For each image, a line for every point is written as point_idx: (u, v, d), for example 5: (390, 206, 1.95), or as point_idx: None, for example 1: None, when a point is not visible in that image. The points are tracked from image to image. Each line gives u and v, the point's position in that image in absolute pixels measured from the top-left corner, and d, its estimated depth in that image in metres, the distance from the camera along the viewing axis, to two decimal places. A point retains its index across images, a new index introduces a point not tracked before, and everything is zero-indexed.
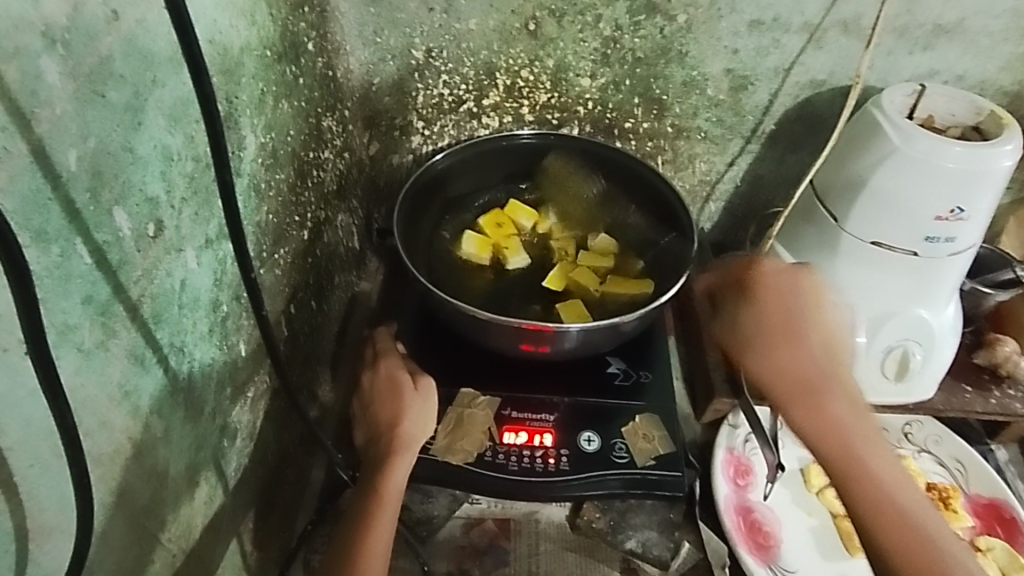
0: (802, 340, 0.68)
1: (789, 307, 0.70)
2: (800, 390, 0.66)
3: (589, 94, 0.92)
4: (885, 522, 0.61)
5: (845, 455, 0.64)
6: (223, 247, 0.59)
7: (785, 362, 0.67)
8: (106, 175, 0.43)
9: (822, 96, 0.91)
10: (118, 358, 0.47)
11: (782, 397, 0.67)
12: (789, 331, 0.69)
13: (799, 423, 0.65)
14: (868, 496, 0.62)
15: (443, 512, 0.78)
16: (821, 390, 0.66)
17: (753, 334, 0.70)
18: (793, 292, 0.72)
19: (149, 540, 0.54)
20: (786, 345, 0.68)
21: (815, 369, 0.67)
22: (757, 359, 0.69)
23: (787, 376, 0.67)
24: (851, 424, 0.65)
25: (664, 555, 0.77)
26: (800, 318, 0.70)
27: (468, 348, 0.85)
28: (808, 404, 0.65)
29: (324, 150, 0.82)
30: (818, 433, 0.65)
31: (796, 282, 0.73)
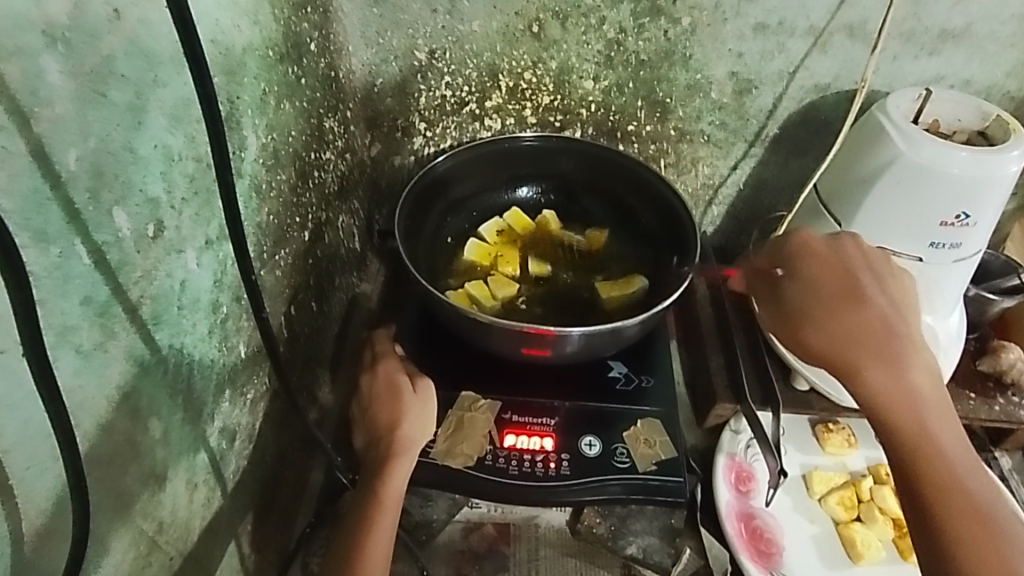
0: (869, 306, 0.64)
1: (852, 275, 0.66)
2: (871, 354, 0.62)
3: (592, 96, 0.92)
4: (961, 504, 0.57)
5: (914, 413, 0.60)
6: (224, 248, 0.59)
7: (843, 327, 0.63)
8: (107, 175, 0.43)
9: (826, 100, 0.90)
10: (117, 360, 0.47)
11: (854, 361, 0.62)
12: (859, 296, 0.65)
13: (877, 386, 0.61)
14: (934, 466, 0.59)
15: (442, 516, 0.79)
16: (897, 356, 0.62)
17: (812, 307, 0.65)
18: (847, 261, 0.67)
19: (147, 542, 0.54)
20: (857, 306, 0.64)
21: (883, 335, 0.63)
22: (824, 322, 0.64)
23: (861, 339, 0.63)
24: (921, 392, 0.61)
25: (665, 561, 0.77)
26: (863, 284, 0.65)
27: (468, 352, 0.85)
28: (885, 369, 0.61)
29: (325, 150, 0.82)
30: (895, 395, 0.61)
31: (846, 246, 0.69)
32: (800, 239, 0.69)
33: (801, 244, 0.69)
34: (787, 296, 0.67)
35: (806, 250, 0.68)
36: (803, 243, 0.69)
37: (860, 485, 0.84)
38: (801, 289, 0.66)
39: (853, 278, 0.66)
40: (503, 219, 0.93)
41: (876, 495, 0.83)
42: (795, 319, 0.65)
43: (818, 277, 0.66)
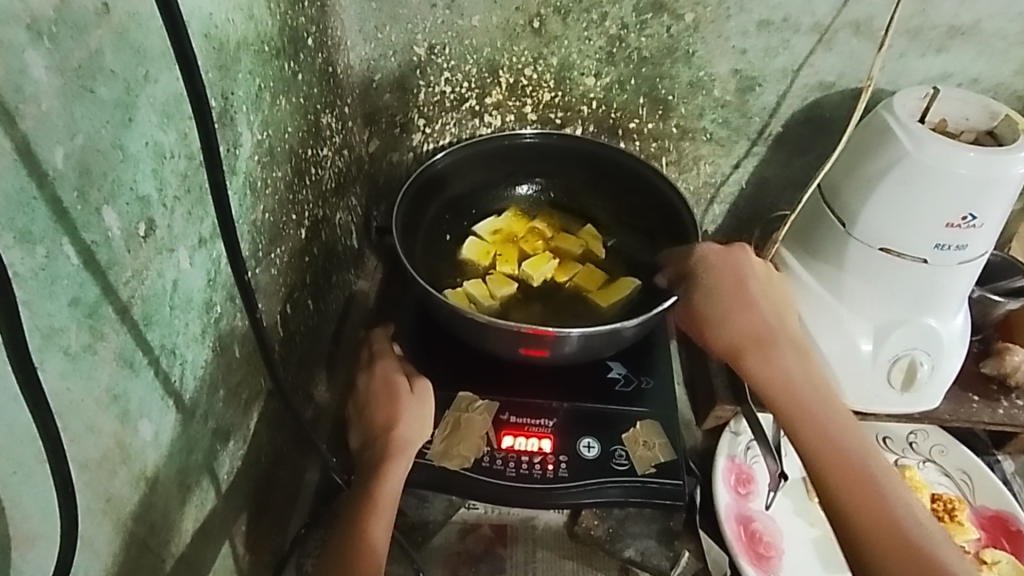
0: (756, 308, 0.75)
1: (745, 277, 0.77)
2: (759, 343, 0.74)
3: (593, 93, 0.91)
4: (842, 470, 0.65)
5: (795, 402, 0.69)
6: (217, 246, 0.58)
7: (740, 324, 0.75)
8: (95, 174, 0.42)
9: (831, 98, 0.89)
10: (107, 361, 0.46)
11: (738, 351, 0.74)
12: (749, 295, 0.76)
13: (756, 370, 0.72)
14: (826, 450, 0.66)
15: (439, 517, 0.77)
16: (769, 346, 0.74)
17: (718, 303, 0.76)
18: (745, 271, 0.77)
19: (138, 545, 0.53)
20: (748, 310, 0.75)
21: (767, 330, 0.75)
22: (722, 321, 0.75)
23: (748, 329, 0.74)
24: (797, 374, 0.72)
25: (662, 564, 0.76)
26: (754, 289, 0.76)
27: (466, 351, 0.84)
28: (764, 354, 0.73)
29: (322, 147, 0.81)
30: (775, 381, 0.71)
31: (753, 263, 0.78)
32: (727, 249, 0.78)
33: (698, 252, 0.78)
34: (698, 289, 0.77)
35: (727, 258, 0.78)
36: (733, 253, 0.78)
37: None
38: (702, 286, 0.77)
39: (744, 282, 0.76)
40: (500, 219, 0.92)
41: None
42: (702, 315, 0.76)
43: (709, 275, 0.77)
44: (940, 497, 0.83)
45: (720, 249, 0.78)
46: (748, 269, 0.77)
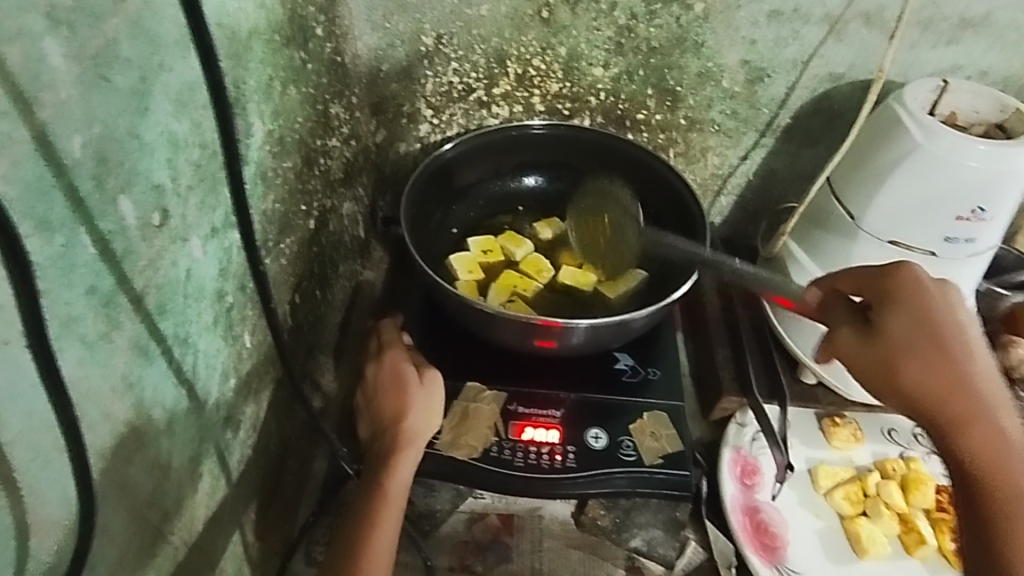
0: (968, 358, 0.55)
1: (960, 323, 0.56)
2: (979, 406, 0.53)
3: (601, 84, 0.90)
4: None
5: (1017, 491, 0.50)
6: (229, 235, 0.58)
7: (946, 375, 0.54)
8: (111, 162, 0.42)
9: (840, 90, 0.89)
10: (122, 350, 0.46)
11: (956, 417, 0.53)
12: (950, 344, 0.55)
13: (978, 451, 0.51)
14: None
15: (445, 506, 0.79)
16: (998, 413, 0.53)
17: (909, 347, 0.56)
18: (949, 308, 0.57)
19: (152, 532, 0.54)
20: (957, 364, 0.54)
21: (987, 391, 0.54)
22: (914, 368, 0.55)
23: (968, 392, 0.53)
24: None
25: (669, 553, 0.76)
26: (965, 337, 0.56)
27: (474, 341, 0.84)
28: (988, 429, 0.52)
29: (331, 136, 0.81)
30: (994, 461, 0.51)
31: (963, 300, 0.58)
32: (903, 268, 0.59)
33: (896, 271, 0.60)
34: (881, 326, 0.58)
35: (898, 278, 0.59)
36: (902, 274, 0.59)
37: (866, 480, 0.83)
38: (908, 323, 0.57)
39: (951, 326, 0.56)
40: (494, 237, 0.90)
41: (883, 490, 0.82)
42: (883, 358, 0.57)
43: (909, 310, 0.57)
44: (943, 489, 0.83)
45: (932, 279, 0.59)
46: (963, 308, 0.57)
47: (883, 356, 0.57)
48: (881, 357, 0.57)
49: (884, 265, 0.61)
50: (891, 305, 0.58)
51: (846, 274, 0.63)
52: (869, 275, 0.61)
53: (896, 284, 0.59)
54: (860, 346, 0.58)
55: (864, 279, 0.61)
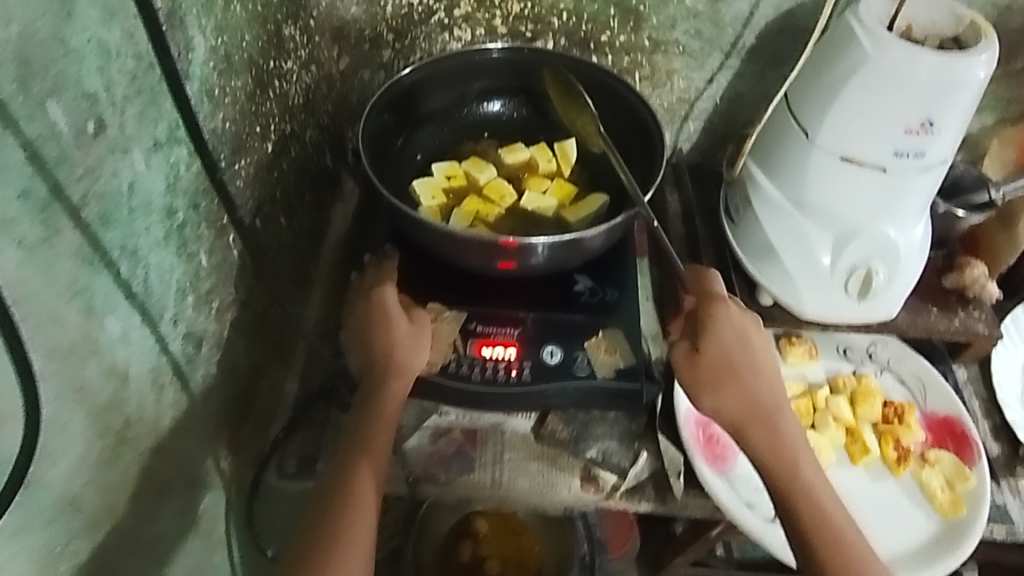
0: (750, 376, 0.72)
1: (749, 343, 0.72)
2: (758, 412, 0.71)
3: (563, 4, 0.89)
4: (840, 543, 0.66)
5: (787, 473, 0.69)
6: (175, 151, 0.59)
7: (736, 396, 0.71)
8: (35, 66, 0.42)
9: (804, 7, 0.87)
10: (66, 255, 0.48)
11: (741, 425, 0.71)
12: (740, 368, 0.71)
13: (757, 449, 0.70)
14: (812, 520, 0.67)
15: (412, 422, 0.83)
16: (771, 415, 0.71)
17: (713, 367, 0.71)
18: (745, 331, 0.73)
19: (115, 436, 0.57)
20: (740, 380, 0.71)
21: (763, 398, 0.72)
22: (709, 394, 0.71)
23: (747, 405, 0.71)
24: (797, 445, 0.70)
25: (623, 463, 0.81)
26: (749, 360, 0.72)
27: (439, 266, 0.86)
28: (763, 430, 0.70)
29: (286, 60, 0.80)
30: (769, 457, 0.69)
31: (752, 324, 0.74)
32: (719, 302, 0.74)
33: (710, 303, 0.75)
34: (701, 346, 0.72)
35: (713, 312, 0.74)
36: (714, 305, 0.74)
37: (816, 396, 0.86)
38: (716, 343, 0.72)
39: (735, 350, 0.72)
40: (458, 162, 0.90)
41: (831, 403, 0.85)
42: (698, 375, 0.72)
43: (712, 336, 0.72)
44: (890, 403, 0.86)
45: (734, 308, 0.74)
46: (749, 325, 0.74)
47: (697, 376, 0.72)
48: (696, 377, 0.72)
49: (711, 296, 0.75)
50: (707, 328, 0.73)
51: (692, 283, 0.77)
52: (708, 292, 0.76)
53: (713, 318, 0.73)
54: (686, 365, 0.72)
55: (702, 294, 0.76)
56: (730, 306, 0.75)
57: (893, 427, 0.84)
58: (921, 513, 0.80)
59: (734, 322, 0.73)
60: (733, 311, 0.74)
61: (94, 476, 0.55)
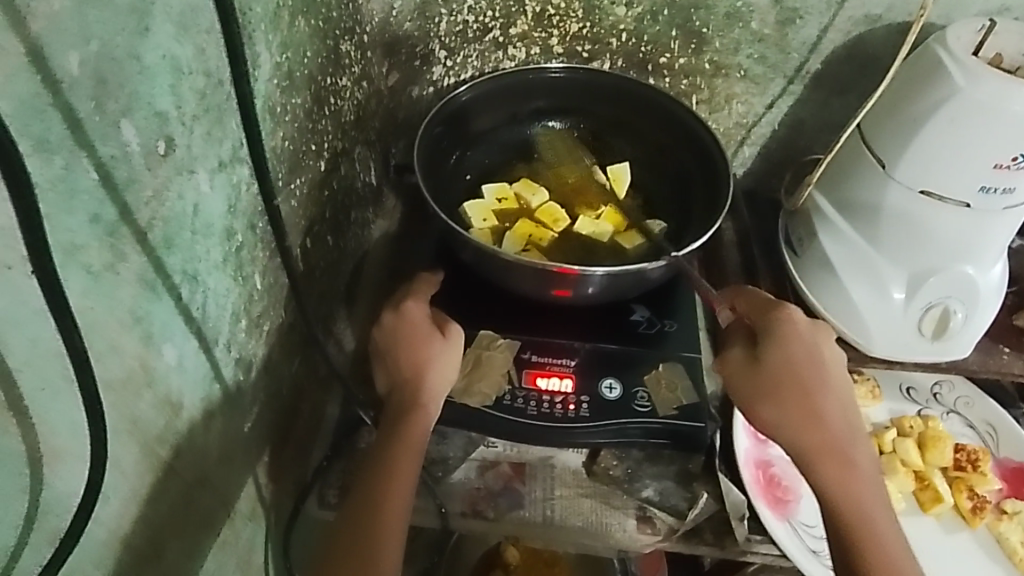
0: (821, 394, 0.67)
1: (817, 359, 0.68)
2: (829, 439, 0.66)
3: (623, 24, 0.87)
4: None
5: (854, 511, 0.64)
6: (237, 171, 0.56)
7: (803, 417, 0.66)
8: (111, 84, 0.40)
9: (876, 33, 0.85)
10: (129, 282, 0.45)
11: (810, 449, 0.66)
12: (809, 385, 0.66)
13: (823, 482, 0.65)
14: (878, 566, 0.61)
15: (458, 453, 0.79)
16: (841, 442, 0.66)
17: (777, 381, 0.66)
18: (812, 347, 0.69)
19: (164, 468, 0.54)
20: (808, 401, 0.66)
21: (832, 424, 0.66)
22: (773, 410, 0.66)
23: (816, 428, 0.66)
24: (868, 480, 0.65)
25: (680, 505, 0.76)
26: (815, 378, 0.67)
27: (490, 291, 0.83)
28: (833, 460, 0.65)
29: (342, 76, 0.78)
30: (833, 492, 0.64)
31: (820, 336, 0.70)
32: (785, 312, 0.70)
33: (777, 313, 0.70)
34: (762, 358, 0.68)
35: (780, 325, 0.69)
36: (783, 316, 0.70)
37: (883, 437, 0.82)
38: (779, 354, 0.67)
39: (804, 364, 0.67)
40: (509, 184, 0.87)
41: (899, 447, 0.81)
42: (759, 388, 0.67)
43: (774, 348, 0.67)
44: (963, 448, 0.81)
45: (801, 319, 0.70)
46: (817, 338, 0.70)
47: (757, 390, 0.67)
48: (755, 391, 0.67)
49: (775, 307, 0.71)
50: (771, 340, 0.68)
51: (742, 298, 0.74)
52: (764, 306, 0.72)
53: (779, 328, 0.69)
54: (745, 376, 0.67)
55: (755, 308, 0.72)
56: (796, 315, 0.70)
57: (966, 474, 0.80)
58: (1000, 569, 0.76)
59: (800, 335, 0.69)
60: (798, 323, 0.69)
61: (142, 513, 0.52)
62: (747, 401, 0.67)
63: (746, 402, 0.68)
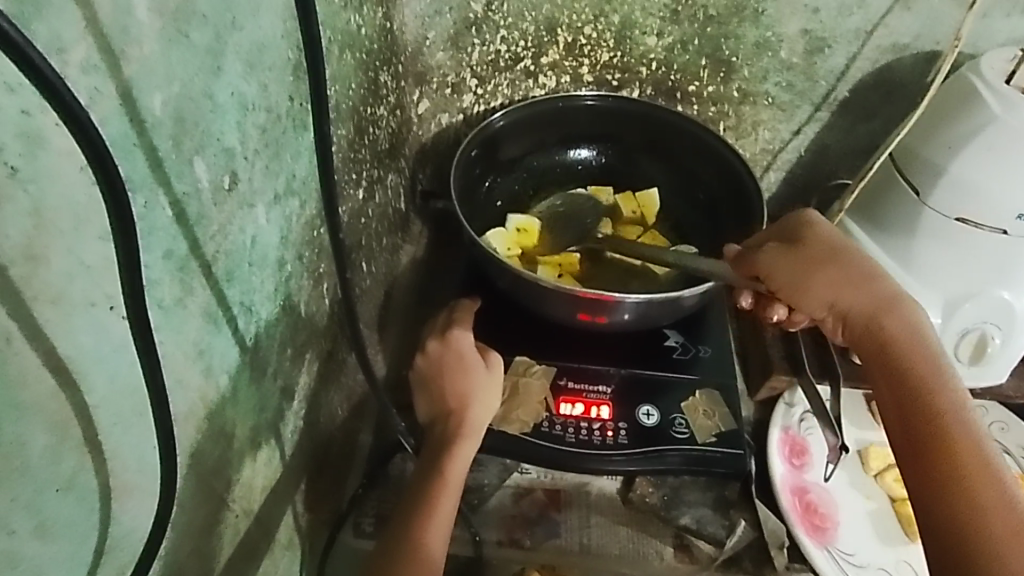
0: (870, 276, 0.65)
1: (849, 246, 0.68)
2: (879, 304, 0.64)
3: (653, 54, 0.88)
4: (971, 440, 0.56)
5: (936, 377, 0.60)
6: (290, 203, 0.57)
7: (856, 291, 0.64)
8: (188, 123, 0.41)
9: (903, 61, 0.86)
10: (194, 315, 0.45)
11: (873, 320, 0.63)
12: (860, 265, 0.66)
13: (903, 348, 0.61)
14: (961, 426, 0.57)
15: (494, 480, 0.78)
16: (889, 306, 0.64)
17: (824, 261, 0.65)
18: (844, 239, 0.68)
19: (216, 499, 0.54)
20: (860, 278, 0.65)
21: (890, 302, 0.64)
22: (808, 289, 0.65)
23: (873, 303, 0.64)
24: (910, 338, 0.62)
25: (719, 532, 0.76)
26: (838, 252, 0.66)
27: (523, 315, 0.84)
28: (906, 332, 0.62)
29: (380, 106, 0.79)
30: (913, 357, 0.61)
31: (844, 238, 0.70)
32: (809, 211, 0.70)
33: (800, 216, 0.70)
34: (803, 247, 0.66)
35: (810, 220, 0.69)
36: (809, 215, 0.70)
37: None
38: (821, 239, 0.67)
39: (845, 249, 0.67)
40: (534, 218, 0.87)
41: None
42: (811, 269, 0.65)
43: (818, 236, 0.67)
44: None
45: (828, 220, 0.70)
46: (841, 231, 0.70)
47: (807, 271, 0.65)
48: (804, 272, 0.65)
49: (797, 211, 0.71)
50: (809, 231, 0.68)
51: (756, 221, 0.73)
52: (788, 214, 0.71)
53: (807, 224, 0.69)
54: (790, 260, 0.65)
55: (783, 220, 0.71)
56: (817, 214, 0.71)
57: None
58: None
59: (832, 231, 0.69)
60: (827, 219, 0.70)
61: (195, 544, 0.52)
62: (795, 285, 0.65)
63: (799, 288, 0.65)
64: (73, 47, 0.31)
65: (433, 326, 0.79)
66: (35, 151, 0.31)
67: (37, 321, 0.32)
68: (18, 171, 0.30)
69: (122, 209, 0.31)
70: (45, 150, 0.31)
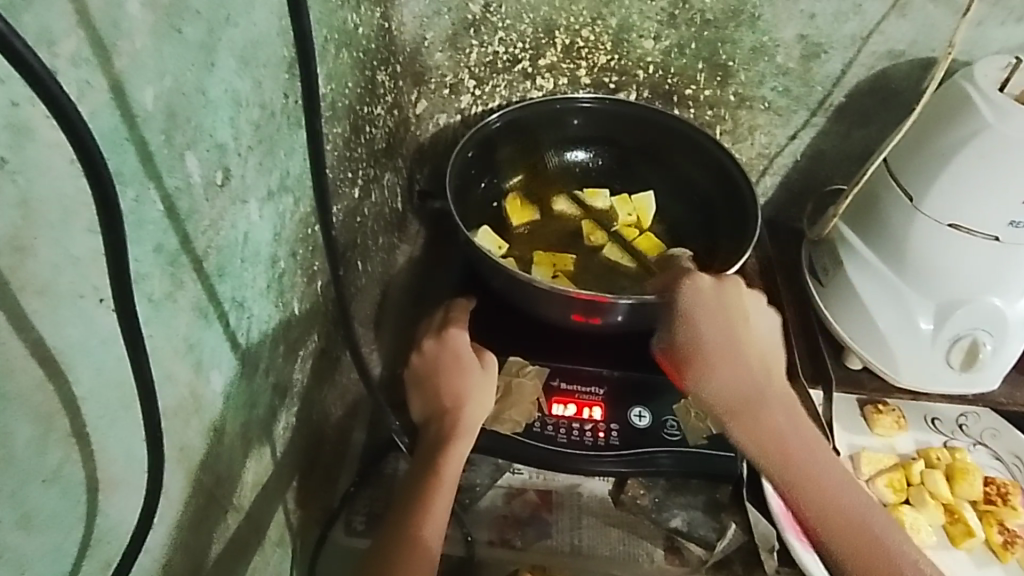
0: (730, 351, 0.62)
1: (711, 311, 0.65)
2: (732, 399, 0.61)
3: (650, 57, 0.89)
4: (863, 540, 0.56)
5: (809, 462, 0.59)
6: (283, 200, 0.57)
7: (730, 371, 0.61)
8: (180, 118, 0.41)
9: (899, 68, 0.87)
10: (184, 310, 0.45)
11: (743, 401, 0.61)
12: (731, 342, 0.63)
13: (760, 430, 0.60)
14: (840, 517, 0.57)
15: (486, 481, 0.79)
16: (756, 398, 0.61)
17: (716, 340, 0.63)
18: (722, 307, 0.65)
19: (205, 495, 0.54)
20: (730, 354, 0.62)
21: (752, 379, 0.61)
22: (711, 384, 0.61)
23: (737, 383, 0.61)
24: (797, 436, 0.60)
25: (709, 535, 0.76)
26: (732, 341, 0.63)
27: (517, 316, 0.84)
28: (748, 415, 0.60)
29: (376, 105, 0.79)
30: (777, 439, 0.59)
31: (728, 294, 0.66)
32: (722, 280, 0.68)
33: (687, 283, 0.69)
34: (699, 322, 0.64)
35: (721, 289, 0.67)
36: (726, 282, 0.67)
37: (911, 468, 0.81)
38: (713, 314, 0.64)
39: (731, 322, 0.64)
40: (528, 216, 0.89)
41: (928, 479, 0.80)
42: (715, 348, 0.62)
43: (712, 310, 0.65)
44: (993, 481, 0.81)
45: (704, 284, 0.67)
46: (751, 303, 0.68)
47: (707, 349, 0.63)
48: (703, 351, 0.63)
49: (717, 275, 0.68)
50: (713, 304, 0.65)
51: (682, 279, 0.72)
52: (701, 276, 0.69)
53: (716, 294, 0.66)
54: (694, 335, 0.64)
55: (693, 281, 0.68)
56: (738, 286, 0.68)
57: (996, 508, 0.79)
58: None
59: (707, 296, 0.66)
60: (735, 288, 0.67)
61: (184, 539, 0.52)
62: (692, 363, 0.63)
63: (695, 365, 0.63)
64: (63, 40, 0.31)
65: (429, 324, 0.80)
66: (24, 142, 0.31)
67: (24, 311, 0.32)
68: (7, 163, 0.30)
69: (110, 202, 0.31)
70: (34, 141, 0.31)
